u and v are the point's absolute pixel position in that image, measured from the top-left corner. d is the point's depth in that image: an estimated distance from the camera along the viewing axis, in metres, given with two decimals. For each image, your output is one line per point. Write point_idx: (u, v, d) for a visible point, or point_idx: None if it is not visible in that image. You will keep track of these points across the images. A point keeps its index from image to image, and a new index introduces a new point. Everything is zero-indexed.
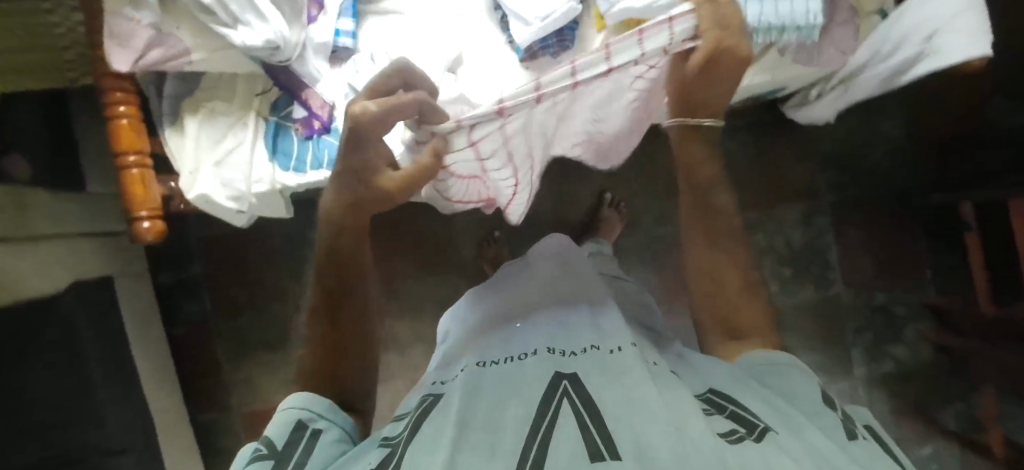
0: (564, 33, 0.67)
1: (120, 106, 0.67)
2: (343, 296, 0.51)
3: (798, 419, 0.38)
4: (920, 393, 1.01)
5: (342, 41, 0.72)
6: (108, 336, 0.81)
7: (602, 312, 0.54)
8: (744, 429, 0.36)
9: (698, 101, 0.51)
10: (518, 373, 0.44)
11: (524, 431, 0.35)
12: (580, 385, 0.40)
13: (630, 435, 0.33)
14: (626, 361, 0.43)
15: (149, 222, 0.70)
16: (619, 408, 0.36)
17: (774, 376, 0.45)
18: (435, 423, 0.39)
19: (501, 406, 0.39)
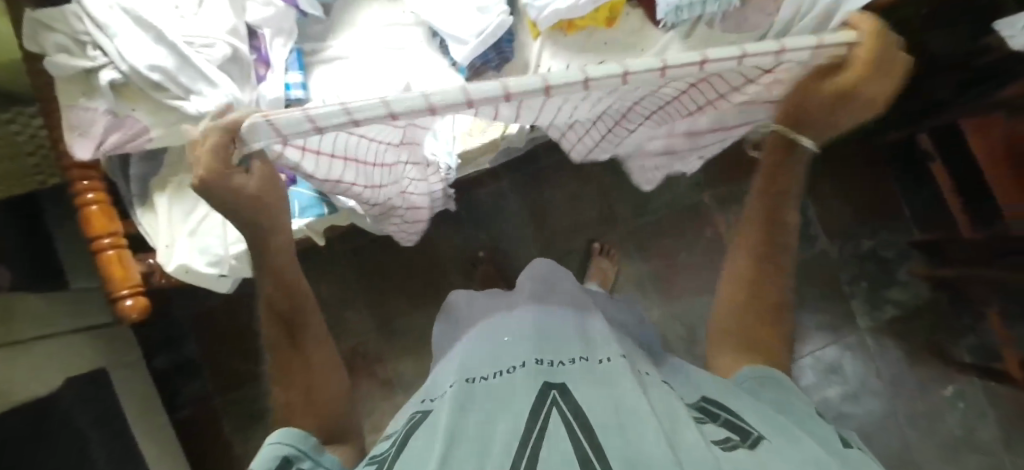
0: (502, 47, 0.71)
1: (87, 194, 0.69)
2: (300, 337, 0.50)
3: (795, 430, 0.37)
4: (927, 332, 1.01)
5: (294, 93, 0.74)
6: (108, 426, 0.82)
7: (588, 321, 0.52)
8: (737, 437, 0.35)
9: (807, 123, 0.44)
10: (505, 381, 0.42)
11: (513, 440, 0.33)
12: (570, 393, 0.38)
13: (621, 444, 0.32)
14: (616, 370, 0.41)
15: (132, 299, 0.70)
16: (612, 413, 0.35)
17: (767, 385, 0.45)
18: (423, 438, 0.37)
19: (490, 416, 0.38)
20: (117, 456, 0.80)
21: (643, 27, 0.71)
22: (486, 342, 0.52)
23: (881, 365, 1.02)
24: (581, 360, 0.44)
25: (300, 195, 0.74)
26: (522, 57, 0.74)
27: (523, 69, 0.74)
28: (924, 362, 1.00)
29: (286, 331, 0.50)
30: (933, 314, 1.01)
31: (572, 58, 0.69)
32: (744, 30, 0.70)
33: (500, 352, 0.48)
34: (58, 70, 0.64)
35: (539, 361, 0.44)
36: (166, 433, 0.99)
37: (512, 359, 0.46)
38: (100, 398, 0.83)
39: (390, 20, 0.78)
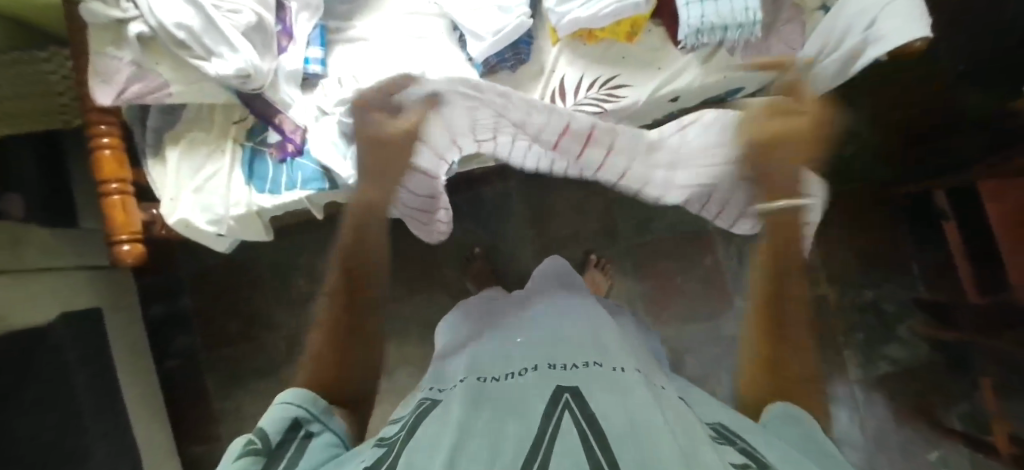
0: (519, 47, 0.71)
1: (102, 138, 0.72)
2: (365, 288, 0.49)
3: (811, 466, 0.36)
4: (920, 394, 0.98)
5: (311, 68, 0.76)
6: (94, 366, 0.84)
7: (601, 326, 0.52)
8: (752, 463, 0.34)
9: (787, 176, 0.52)
10: (518, 384, 0.41)
11: (525, 445, 0.32)
12: (583, 398, 0.37)
13: (636, 455, 0.30)
14: (628, 380, 0.40)
15: (129, 245, 0.73)
16: (624, 424, 0.33)
17: (784, 423, 0.44)
18: (432, 430, 0.36)
19: (502, 417, 0.36)
20: (98, 395, 0.83)
21: (663, 46, 0.71)
22: (500, 343, 0.51)
23: (868, 420, 0.99)
24: (594, 365, 0.42)
25: (304, 167, 0.75)
26: (538, 60, 0.74)
27: (537, 73, 0.74)
28: (912, 424, 0.97)
29: (345, 284, 0.49)
30: (929, 375, 0.98)
31: (588, 68, 0.70)
32: (765, 61, 0.71)
33: (512, 354, 0.47)
34: (92, 18, 0.67)
35: (551, 366, 0.43)
36: (150, 380, 1.02)
37: (523, 362, 0.45)
38: (91, 337, 0.86)
39: (412, 8, 0.79)
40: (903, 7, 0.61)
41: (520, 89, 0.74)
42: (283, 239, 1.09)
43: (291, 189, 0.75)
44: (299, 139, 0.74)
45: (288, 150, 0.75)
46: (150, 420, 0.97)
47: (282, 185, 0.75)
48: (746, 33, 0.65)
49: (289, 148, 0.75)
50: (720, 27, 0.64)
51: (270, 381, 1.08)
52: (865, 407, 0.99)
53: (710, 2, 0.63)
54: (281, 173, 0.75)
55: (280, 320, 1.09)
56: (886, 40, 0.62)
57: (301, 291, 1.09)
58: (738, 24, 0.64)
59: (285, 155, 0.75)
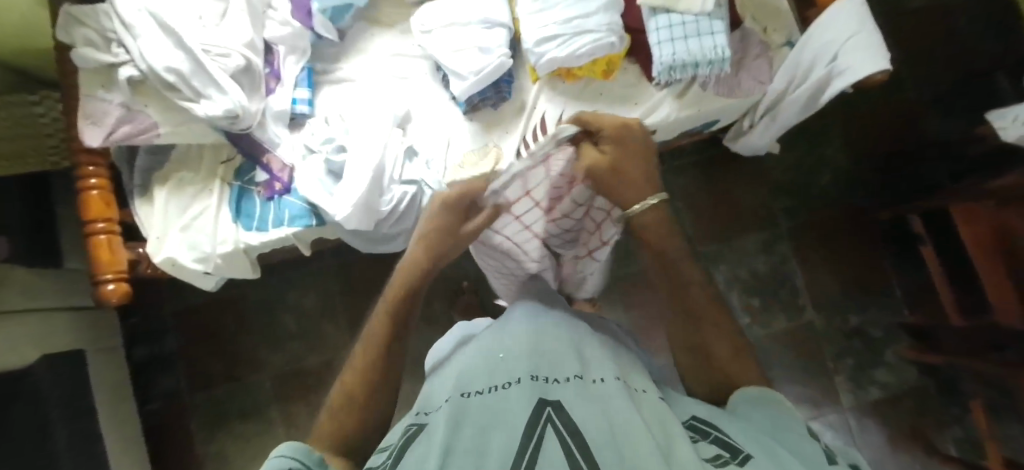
0: (500, 86, 0.73)
1: (90, 179, 0.73)
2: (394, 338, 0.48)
3: (784, 449, 0.33)
4: (912, 419, 0.97)
5: (299, 108, 0.78)
6: (74, 409, 0.82)
7: (583, 336, 0.51)
8: (727, 453, 0.32)
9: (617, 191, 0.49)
10: (500, 396, 0.39)
11: (507, 460, 0.31)
12: (564, 409, 0.35)
13: (617, 464, 0.30)
14: (610, 390, 0.39)
15: (114, 284, 0.73)
16: (604, 434, 0.32)
17: (756, 406, 0.39)
18: (415, 455, 0.34)
19: (484, 432, 0.35)
20: (76, 439, 0.81)
21: (638, 82, 0.74)
22: (481, 356, 0.49)
23: (863, 447, 0.98)
24: (576, 378, 0.41)
25: (291, 205, 0.76)
26: (520, 96, 0.76)
27: (519, 109, 0.76)
28: (908, 450, 0.97)
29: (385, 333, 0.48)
30: (919, 400, 0.98)
31: (567, 104, 0.73)
32: (736, 95, 0.73)
33: (496, 365, 0.45)
34: (83, 62, 0.69)
35: (534, 377, 0.41)
36: (131, 424, 0.99)
37: (506, 373, 0.43)
38: (72, 379, 0.84)
39: (396, 50, 0.82)
40: (863, 40, 0.63)
41: (502, 125, 0.76)
42: (270, 276, 1.09)
43: (278, 226, 0.75)
44: (286, 177, 0.76)
45: (275, 189, 0.76)
46: (130, 466, 0.94)
47: (269, 222, 0.76)
48: (717, 68, 0.67)
49: (277, 187, 0.76)
50: (691, 64, 0.66)
51: (256, 423, 1.06)
52: (860, 433, 0.98)
53: (681, 40, 0.66)
54: (268, 211, 0.76)
55: (265, 358, 1.08)
56: (849, 73, 0.64)
57: (287, 328, 1.08)
58: (709, 61, 0.66)
59: (272, 193, 0.76)
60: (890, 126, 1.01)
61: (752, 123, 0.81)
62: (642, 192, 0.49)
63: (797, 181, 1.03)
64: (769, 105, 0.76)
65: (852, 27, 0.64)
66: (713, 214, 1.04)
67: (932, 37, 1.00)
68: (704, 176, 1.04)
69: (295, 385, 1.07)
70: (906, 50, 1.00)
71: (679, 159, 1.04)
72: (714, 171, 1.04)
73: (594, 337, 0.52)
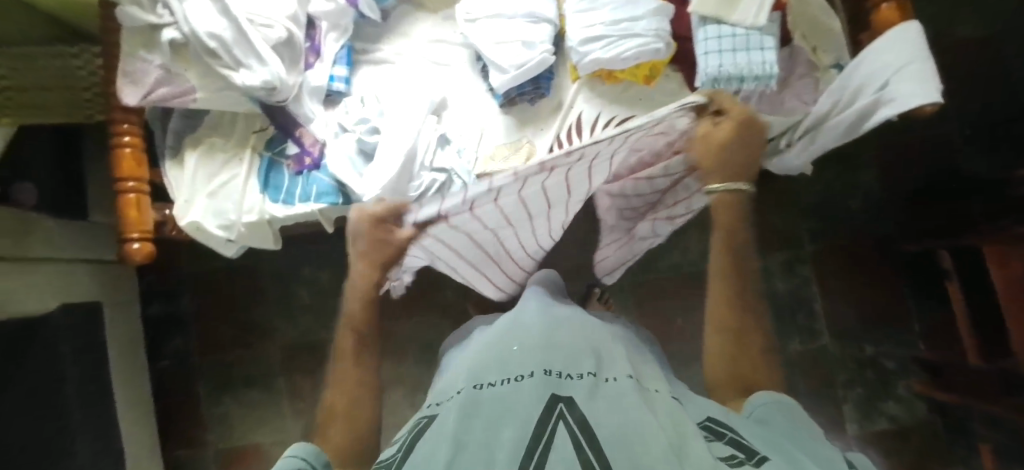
0: (540, 82, 0.73)
1: (125, 137, 0.73)
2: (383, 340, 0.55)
3: (798, 454, 0.33)
4: (915, 455, 0.96)
5: (336, 85, 0.78)
6: (88, 360, 0.84)
7: (597, 330, 0.50)
8: (742, 454, 0.32)
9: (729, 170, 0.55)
10: (512, 388, 0.38)
11: (520, 449, 0.31)
12: (577, 405, 0.35)
13: (629, 455, 0.29)
14: (623, 388, 0.38)
15: (139, 243, 0.74)
16: (615, 430, 0.32)
17: (773, 412, 0.40)
18: (426, 450, 0.34)
19: (496, 425, 0.34)
20: (88, 390, 0.82)
21: (679, 91, 0.72)
22: (494, 348, 0.48)
23: None
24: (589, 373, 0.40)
25: (319, 180, 0.76)
26: (558, 95, 0.76)
27: (555, 107, 0.76)
28: None
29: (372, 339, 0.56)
30: (926, 436, 0.97)
31: (605, 107, 0.72)
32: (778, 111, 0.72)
33: (509, 357, 0.44)
34: (129, 21, 0.69)
35: (547, 370, 0.40)
36: (142, 379, 1.01)
37: (518, 365, 0.42)
38: (89, 330, 0.86)
39: (436, 36, 0.82)
40: (916, 70, 0.62)
41: (536, 123, 0.76)
42: (289, 248, 1.10)
43: (304, 202, 0.75)
44: (316, 153, 0.76)
45: (305, 164, 0.76)
46: (138, 421, 0.96)
47: (296, 196, 0.76)
48: (762, 84, 0.65)
49: (307, 162, 0.76)
50: (737, 78, 0.65)
51: (262, 391, 1.07)
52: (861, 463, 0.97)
53: (729, 52, 0.65)
54: (295, 185, 0.76)
55: (277, 328, 1.09)
56: (898, 101, 0.62)
57: (301, 301, 1.09)
58: (756, 76, 0.64)
59: (302, 168, 0.77)
60: (928, 157, 0.99)
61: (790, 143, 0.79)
62: (733, 175, 0.55)
63: (825, 205, 1.02)
64: (812, 125, 0.73)
65: (906, 57, 0.62)
66: None
67: (983, 70, 0.97)
68: None
69: (304, 358, 1.08)
70: (953, 82, 0.98)
71: None
72: None
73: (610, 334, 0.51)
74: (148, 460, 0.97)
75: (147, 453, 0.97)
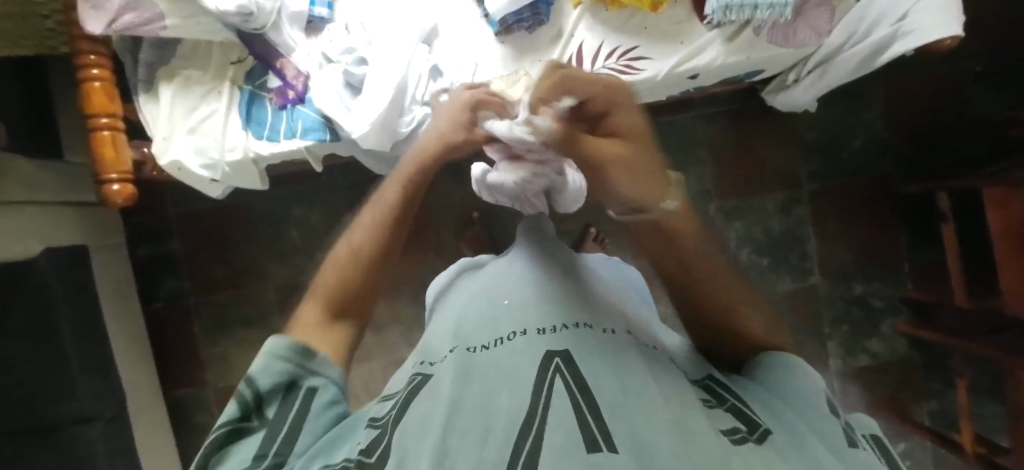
0: (539, 8, 0.69)
1: (92, 69, 0.68)
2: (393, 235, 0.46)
3: (803, 427, 0.32)
4: (894, 387, 1.01)
5: (317, 11, 0.73)
6: (83, 305, 0.84)
7: (590, 287, 0.49)
8: (745, 426, 0.31)
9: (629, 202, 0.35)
10: (506, 348, 0.38)
11: (517, 415, 0.30)
12: (574, 362, 0.34)
13: (630, 425, 0.28)
14: (621, 347, 0.37)
15: (119, 185, 0.71)
16: (617, 395, 0.31)
17: (774, 373, 0.39)
18: (423, 408, 0.33)
19: (491, 385, 0.33)
20: (83, 335, 0.82)
21: (688, 19, 0.68)
22: (484, 302, 0.47)
23: (841, 407, 1.03)
24: (584, 327, 0.39)
25: (305, 116, 0.73)
26: (558, 21, 0.72)
27: (555, 36, 0.72)
28: (882, 415, 1.01)
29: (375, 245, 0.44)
30: (904, 371, 1.01)
31: (608, 35, 0.68)
32: (790, 45, 0.67)
33: (500, 315, 0.43)
34: None
35: (542, 328, 0.39)
36: (137, 322, 1.01)
37: (512, 322, 0.41)
38: (79, 274, 0.84)
39: None
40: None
41: (535, 53, 0.72)
42: (277, 187, 1.06)
43: (290, 138, 0.73)
44: (300, 86, 0.73)
45: (289, 98, 0.73)
46: (136, 361, 0.97)
47: (281, 133, 0.73)
48: (776, 14, 0.63)
49: (291, 96, 0.73)
50: (750, 5, 0.62)
51: (258, 332, 1.08)
52: (842, 394, 1.02)
53: None
54: (280, 120, 0.73)
55: (269, 270, 1.08)
56: (920, 32, 0.60)
57: (294, 241, 1.07)
58: (769, 4, 0.62)
59: (286, 102, 0.73)
60: (933, 97, 0.97)
61: (798, 78, 0.76)
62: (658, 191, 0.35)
63: (828, 143, 1.00)
64: (823, 58, 0.70)
65: None
66: (735, 169, 1.02)
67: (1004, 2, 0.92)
68: (733, 127, 1.01)
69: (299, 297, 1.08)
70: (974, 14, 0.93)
71: (710, 107, 1.00)
72: (744, 124, 1.01)
73: (600, 286, 0.51)
74: (149, 401, 0.98)
75: (149, 394, 0.98)
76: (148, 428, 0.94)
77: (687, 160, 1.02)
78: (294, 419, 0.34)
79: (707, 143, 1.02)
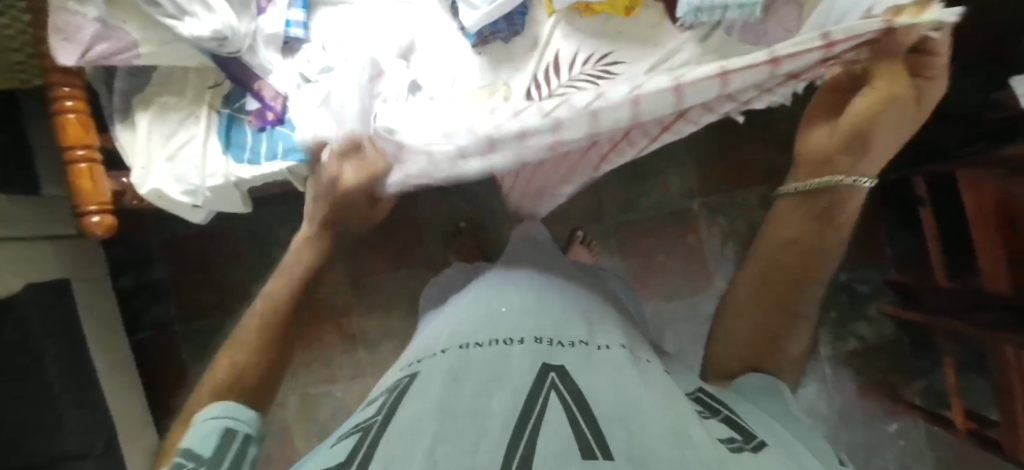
0: (514, 18, 0.71)
1: (66, 101, 0.67)
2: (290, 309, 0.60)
3: (798, 447, 0.34)
4: (883, 370, 1.03)
5: (294, 32, 0.74)
6: (67, 338, 0.82)
7: (584, 303, 0.50)
8: (740, 438, 0.32)
9: None
10: (501, 353, 0.38)
11: (511, 421, 0.30)
12: (569, 375, 0.34)
13: (625, 431, 0.28)
14: (618, 361, 0.38)
15: (99, 216, 0.70)
16: (613, 404, 0.31)
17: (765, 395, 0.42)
18: (414, 408, 0.33)
19: (485, 388, 0.34)
20: (69, 369, 0.80)
21: (661, 22, 0.69)
22: (479, 311, 0.47)
23: (834, 393, 1.04)
24: (581, 343, 0.40)
25: (285, 136, 0.72)
26: (533, 31, 0.73)
27: (531, 45, 0.73)
28: (874, 398, 1.03)
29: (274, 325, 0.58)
30: (893, 354, 1.03)
31: (583, 42, 0.69)
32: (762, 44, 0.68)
33: (495, 325, 0.43)
34: None
35: (537, 339, 0.40)
36: (124, 354, 0.99)
37: (510, 331, 0.42)
38: (61, 307, 0.83)
39: None
40: None
41: (512, 62, 0.73)
42: (261, 208, 1.05)
43: (271, 160, 0.72)
44: (278, 107, 0.73)
45: (268, 119, 0.73)
46: (125, 393, 0.95)
47: (262, 154, 0.72)
48: (746, 13, 0.64)
49: (270, 117, 0.73)
50: (721, 7, 0.63)
51: None
52: (833, 380, 1.03)
53: None
54: (260, 142, 0.73)
55: (257, 292, 1.07)
56: None
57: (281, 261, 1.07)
58: (740, 5, 0.63)
59: (265, 123, 0.73)
60: None
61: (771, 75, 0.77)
62: None
63: None
64: None
65: None
66: (716, 165, 1.03)
67: None
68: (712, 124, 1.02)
69: None
70: None
71: None
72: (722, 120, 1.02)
73: (593, 300, 0.52)
74: (140, 433, 0.96)
75: (139, 425, 0.97)
76: (140, 460, 0.92)
77: (669, 159, 1.03)
78: (233, 454, 0.45)
79: (688, 141, 1.03)
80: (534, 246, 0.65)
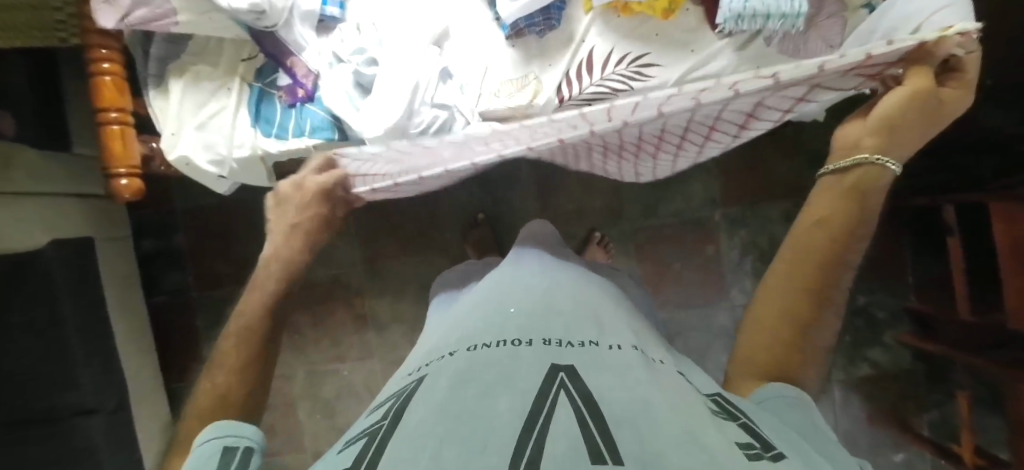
0: (550, 12, 0.69)
1: (103, 63, 0.68)
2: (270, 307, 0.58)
3: (815, 457, 0.33)
4: (894, 399, 1.01)
5: (329, 10, 0.74)
6: (87, 297, 0.84)
7: (598, 301, 0.49)
8: (758, 444, 0.31)
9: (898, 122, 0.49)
10: (510, 354, 0.38)
11: (519, 421, 0.30)
12: (578, 376, 0.34)
13: (635, 434, 0.28)
14: (628, 362, 0.37)
15: (127, 179, 0.71)
16: (622, 407, 0.31)
17: (783, 407, 0.41)
18: (422, 410, 0.33)
19: (491, 388, 0.34)
20: (88, 327, 0.82)
21: (699, 27, 0.67)
22: (490, 308, 0.47)
23: (841, 417, 1.03)
24: (591, 344, 0.40)
25: (313, 114, 0.73)
26: (570, 27, 0.72)
27: (566, 40, 0.72)
28: (882, 426, 1.01)
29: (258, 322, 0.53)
30: (906, 383, 1.01)
31: (619, 41, 0.68)
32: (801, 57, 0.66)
33: (503, 322, 0.43)
34: None
35: (546, 340, 0.40)
36: (141, 316, 1.02)
37: (519, 329, 0.42)
38: (84, 266, 0.84)
39: None
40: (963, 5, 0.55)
41: (545, 57, 0.72)
42: None
43: (298, 136, 0.73)
44: (310, 84, 0.73)
45: (298, 96, 0.73)
46: (140, 354, 0.98)
47: (290, 130, 0.73)
48: (788, 24, 0.62)
49: (300, 94, 0.73)
50: (763, 15, 0.62)
51: None
52: (841, 404, 1.02)
53: None
54: (289, 118, 0.73)
55: None
56: None
57: None
58: (782, 14, 0.62)
59: (295, 100, 0.73)
60: None
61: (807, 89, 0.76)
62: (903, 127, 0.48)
63: None
64: None
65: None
66: (741, 177, 1.01)
67: None
68: None
69: (302, 294, 1.09)
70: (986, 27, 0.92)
71: None
72: None
73: (607, 300, 0.52)
74: (153, 394, 0.99)
75: (152, 386, 0.99)
76: (150, 421, 0.95)
77: (693, 167, 1.02)
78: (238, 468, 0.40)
79: None
80: (552, 246, 0.65)
